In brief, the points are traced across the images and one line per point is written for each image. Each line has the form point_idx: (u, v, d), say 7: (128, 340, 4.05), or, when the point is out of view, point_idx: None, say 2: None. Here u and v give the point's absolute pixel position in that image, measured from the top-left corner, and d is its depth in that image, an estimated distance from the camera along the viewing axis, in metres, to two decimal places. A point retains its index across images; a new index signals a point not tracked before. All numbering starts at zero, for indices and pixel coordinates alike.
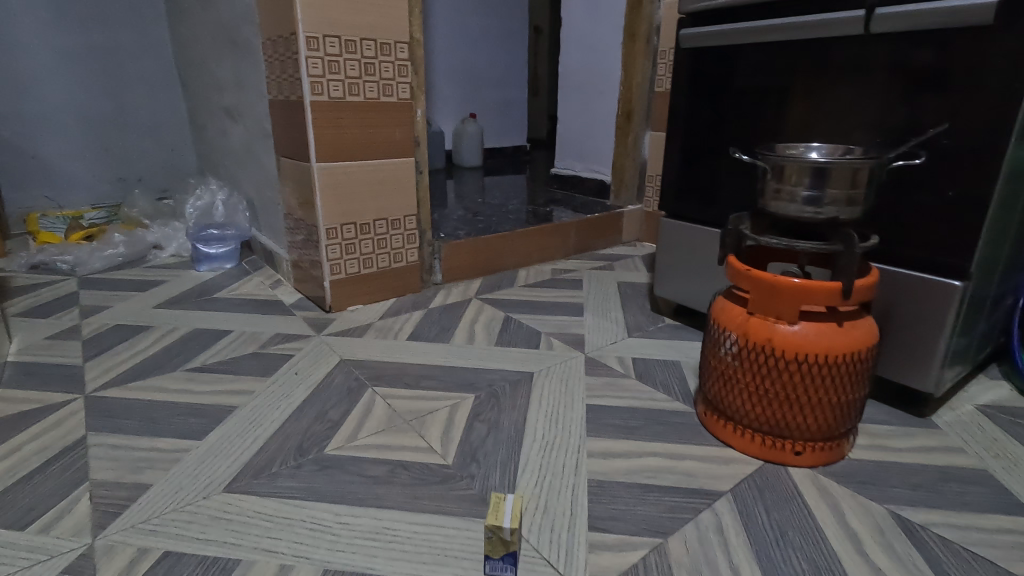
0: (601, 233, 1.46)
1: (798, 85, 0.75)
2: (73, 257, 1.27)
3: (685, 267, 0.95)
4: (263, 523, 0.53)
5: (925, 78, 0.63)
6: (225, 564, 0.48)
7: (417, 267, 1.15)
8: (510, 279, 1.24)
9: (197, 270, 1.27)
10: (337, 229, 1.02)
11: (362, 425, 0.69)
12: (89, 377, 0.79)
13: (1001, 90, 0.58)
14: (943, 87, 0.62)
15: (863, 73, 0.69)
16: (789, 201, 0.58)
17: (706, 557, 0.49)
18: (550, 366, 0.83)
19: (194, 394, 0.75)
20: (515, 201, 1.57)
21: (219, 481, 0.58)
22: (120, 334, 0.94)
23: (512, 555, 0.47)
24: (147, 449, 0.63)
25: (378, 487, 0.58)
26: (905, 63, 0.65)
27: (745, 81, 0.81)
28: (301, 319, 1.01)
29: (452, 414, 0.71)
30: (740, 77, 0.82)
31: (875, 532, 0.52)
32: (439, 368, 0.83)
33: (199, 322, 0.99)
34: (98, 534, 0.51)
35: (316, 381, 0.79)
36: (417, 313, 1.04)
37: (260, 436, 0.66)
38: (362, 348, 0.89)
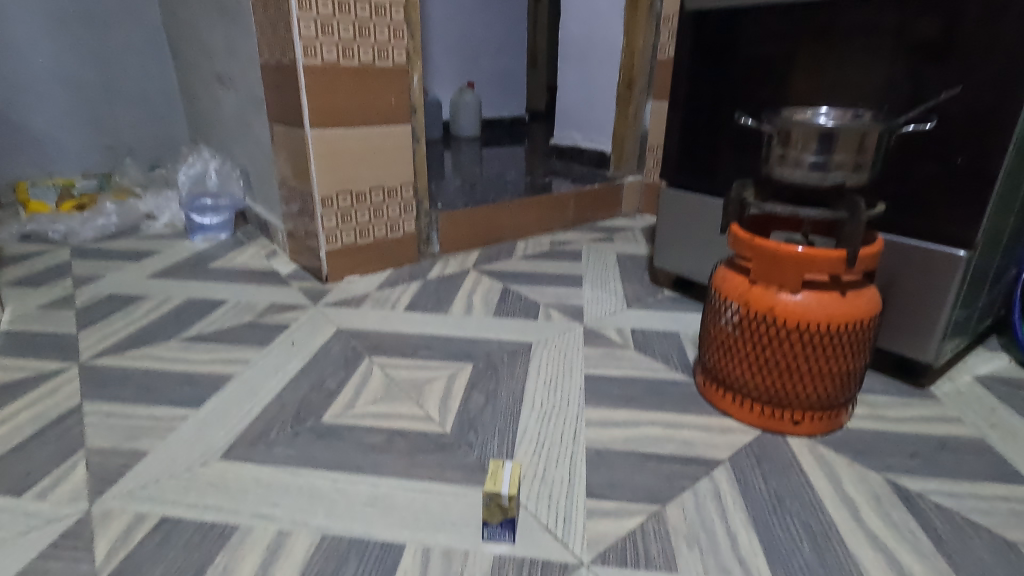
0: (600, 204, 1.44)
1: (804, 49, 0.73)
2: (65, 227, 1.25)
3: (686, 238, 0.94)
4: (261, 490, 0.53)
5: (938, 42, 0.61)
6: (223, 530, 0.48)
7: (414, 237, 1.13)
8: (508, 250, 1.22)
9: (191, 240, 1.25)
10: (332, 198, 1.01)
11: (360, 393, 0.68)
12: (84, 346, 0.78)
13: (1016, 53, 0.56)
14: (956, 51, 0.60)
15: (872, 35, 0.67)
16: (794, 167, 0.56)
17: (704, 524, 0.49)
18: (549, 336, 0.82)
19: (190, 364, 0.74)
20: (514, 173, 1.55)
21: (217, 449, 0.58)
22: (114, 304, 0.92)
23: (510, 521, 0.47)
24: (143, 417, 0.63)
25: (377, 454, 0.57)
26: (916, 25, 0.63)
27: (750, 45, 0.79)
28: (297, 290, 1.00)
29: (450, 383, 0.70)
30: (744, 41, 0.79)
31: (871, 499, 0.52)
32: (437, 338, 0.82)
33: (194, 292, 0.98)
34: (96, 501, 0.51)
35: (313, 351, 0.78)
36: (414, 284, 1.03)
37: (257, 405, 0.65)
38: (358, 318, 0.88)
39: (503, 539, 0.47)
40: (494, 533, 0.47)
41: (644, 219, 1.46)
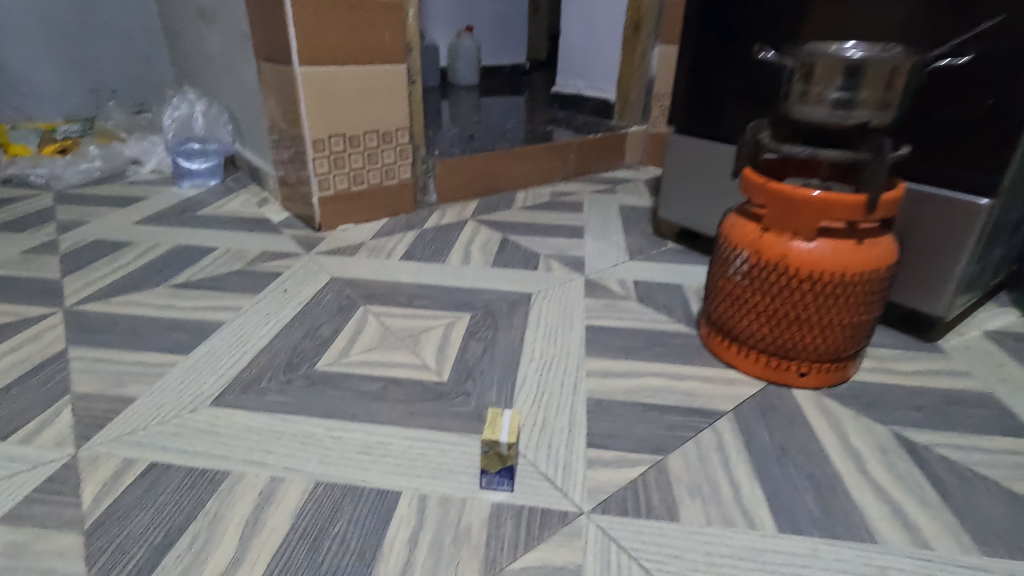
0: (603, 155, 1.39)
1: None
2: (47, 171, 1.20)
3: (692, 188, 0.90)
4: (252, 437, 0.51)
5: None
6: (214, 476, 0.47)
7: (410, 185, 1.09)
8: (507, 201, 1.18)
9: (179, 187, 1.21)
10: (324, 141, 0.96)
11: (354, 342, 0.66)
12: (68, 292, 0.76)
13: None
14: None
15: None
16: (815, 104, 0.53)
17: (706, 474, 0.48)
18: (549, 287, 0.80)
19: (178, 310, 0.72)
20: (514, 121, 1.49)
21: (207, 396, 0.56)
22: (99, 249, 0.89)
23: (509, 469, 0.45)
24: (130, 362, 0.61)
25: (372, 402, 0.56)
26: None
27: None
28: (289, 238, 0.97)
29: (447, 333, 0.68)
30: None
31: (877, 451, 0.51)
32: (433, 287, 0.80)
33: (183, 239, 0.95)
34: (82, 446, 0.49)
35: (305, 299, 0.76)
36: (411, 233, 0.99)
37: (248, 352, 0.64)
38: (353, 267, 0.86)
39: (503, 487, 0.46)
40: (493, 482, 0.46)
41: (647, 171, 1.42)
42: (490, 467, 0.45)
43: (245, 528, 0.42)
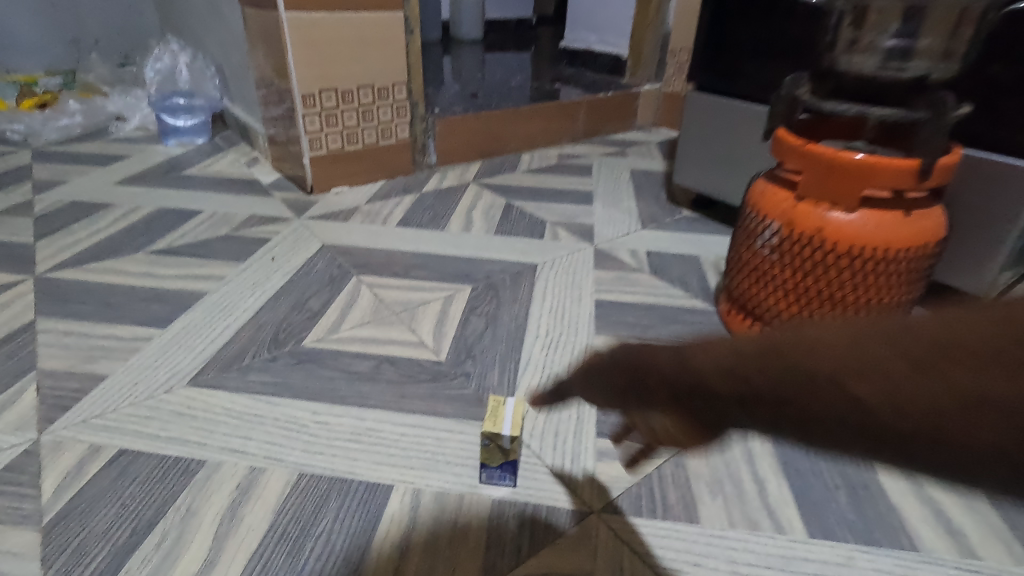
0: (614, 115, 1.31)
1: None
2: (25, 127, 1.14)
3: (712, 151, 0.83)
4: (231, 421, 0.47)
5: None
6: (188, 466, 0.43)
7: (408, 145, 1.03)
8: (511, 163, 1.12)
9: (165, 145, 1.14)
10: (315, 96, 0.89)
11: (345, 316, 0.61)
12: (40, 257, 0.71)
13: None
14: None
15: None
16: (867, 53, 0.48)
17: (728, 468, 0.44)
18: (556, 257, 0.75)
19: (157, 279, 0.67)
20: (519, 77, 1.40)
21: (183, 375, 0.52)
22: (75, 211, 0.84)
23: (512, 464, 0.41)
24: (103, 336, 0.56)
25: (363, 384, 0.51)
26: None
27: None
28: (279, 201, 0.91)
29: (446, 307, 0.63)
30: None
31: None
32: (431, 256, 0.74)
33: (166, 201, 0.89)
34: (45, 430, 0.45)
35: (295, 268, 0.71)
36: (408, 197, 0.93)
37: (230, 326, 0.59)
38: (346, 233, 0.80)
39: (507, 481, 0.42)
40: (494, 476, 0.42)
41: (660, 133, 1.34)
42: (489, 460, 0.41)
43: (220, 527, 0.38)
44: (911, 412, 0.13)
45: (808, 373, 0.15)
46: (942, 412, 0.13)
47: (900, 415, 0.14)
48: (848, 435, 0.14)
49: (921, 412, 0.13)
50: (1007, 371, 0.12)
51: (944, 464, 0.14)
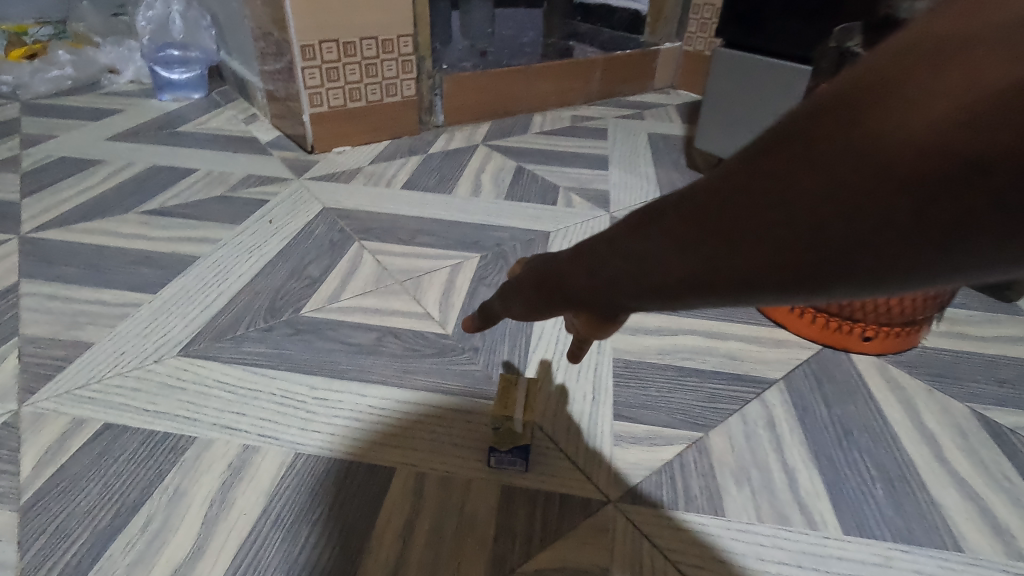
0: (631, 75, 1.25)
1: None
2: (13, 78, 1.09)
3: (739, 113, 0.78)
4: (224, 395, 0.44)
5: None
6: (177, 443, 0.40)
7: (414, 103, 0.97)
8: (523, 124, 1.06)
9: (160, 99, 1.09)
10: (315, 47, 0.84)
11: (346, 283, 0.58)
12: (27, 216, 0.67)
13: None
14: None
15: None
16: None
17: (755, 456, 0.41)
18: (570, 225, 0.70)
19: (149, 241, 0.63)
20: (531, 33, 1.33)
21: (174, 344, 0.49)
22: (65, 168, 0.80)
23: (523, 449, 0.38)
24: (90, 301, 0.53)
25: (364, 357, 0.48)
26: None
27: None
28: (279, 160, 0.87)
29: (453, 276, 0.60)
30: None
31: (955, 435, 0.44)
32: (438, 222, 0.70)
33: (160, 158, 0.84)
34: (26, 401, 0.42)
35: (294, 231, 0.67)
36: (414, 158, 0.89)
37: (224, 293, 0.55)
38: (348, 196, 0.76)
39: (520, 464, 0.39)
40: (505, 460, 0.39)
41: (679, 95, 1.27)
42: (501, 444, 0.38)
43: (210, 510, 0.36)
44: (856, 158, 0.14)
45: (768, 154, 0.16)
46: (880, 154, 0.13)
47: (850, 167, 0.14)
48: (804, 229, 0.15)
49: (866, 159, 0.13)
50: (912, 105, 0.13)
51: (903, 232, 0.14)
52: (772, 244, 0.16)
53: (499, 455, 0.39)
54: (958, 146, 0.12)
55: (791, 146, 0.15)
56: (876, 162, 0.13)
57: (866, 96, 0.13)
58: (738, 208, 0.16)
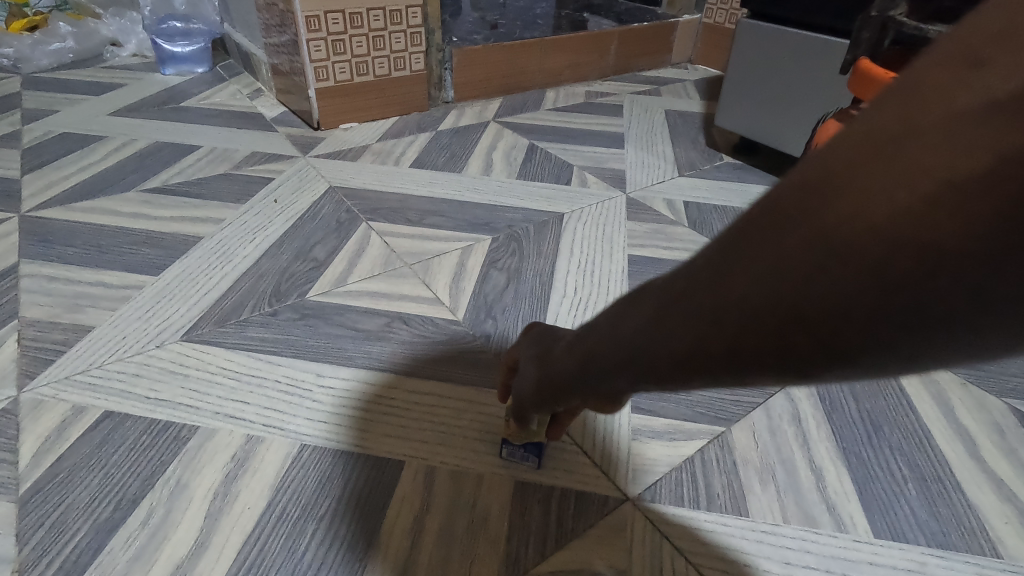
0: (647, 50, 1.20)
1: None
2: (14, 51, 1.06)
3: (763, 89, 0.74)
4: (227, 382, 0.42)
5: None
6: (179, 432, 0.39)
7: (422, 78, 0.94)
8: (535, 100, 1.02)
9: (162, 73, 1.06)
10: (320, 18, 0.81)
11: (353, 267, 0.56)
12: (28, 193, 0.65)
13: None
14: None
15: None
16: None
17: (780, 452, 0.39)
18: (584, 206, 0.68)
19: (151, 220, 0.61)
20: (544, 3, 1.28)
21: (176, 328, 0.47)
22: (66, 144, 0.78)
23: (537, 445, 0.36)
24: (90, 283, 0.52)
25: (372, 344, 0.46)
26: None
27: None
28: (284, 137, 0.84)
29: (463, 259, 0.58)
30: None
31: (992, 431, 0.42)
32: (448, 202, 0.68)
33: (162, 135, 0.82)
34: (26, 387, 0.41)
35: (299, 211, 0.65)
36: (423, 136, 0.86)
37: (228, 275, 0.54)
38: (355, 174, 0.74)
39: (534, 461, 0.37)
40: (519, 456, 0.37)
41: (697, 71, 1.23)
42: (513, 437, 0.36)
43: (213, 504, 0.35)
44: (812, 242, 0.13)
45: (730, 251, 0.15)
46: (841, 234, 0.12)
47: (805, 252, 0.13)
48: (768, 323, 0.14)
49: (819, 252, 0.13)
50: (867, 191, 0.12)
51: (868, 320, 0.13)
52: (737, 333, 0.15)
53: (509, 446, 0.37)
54: (920, 224, 0.11)
55: (755, 228, 0.14)
56: (825, 248, 0.13)
57: (821, 186, 0.13)
58: (708, 295, 0.15)
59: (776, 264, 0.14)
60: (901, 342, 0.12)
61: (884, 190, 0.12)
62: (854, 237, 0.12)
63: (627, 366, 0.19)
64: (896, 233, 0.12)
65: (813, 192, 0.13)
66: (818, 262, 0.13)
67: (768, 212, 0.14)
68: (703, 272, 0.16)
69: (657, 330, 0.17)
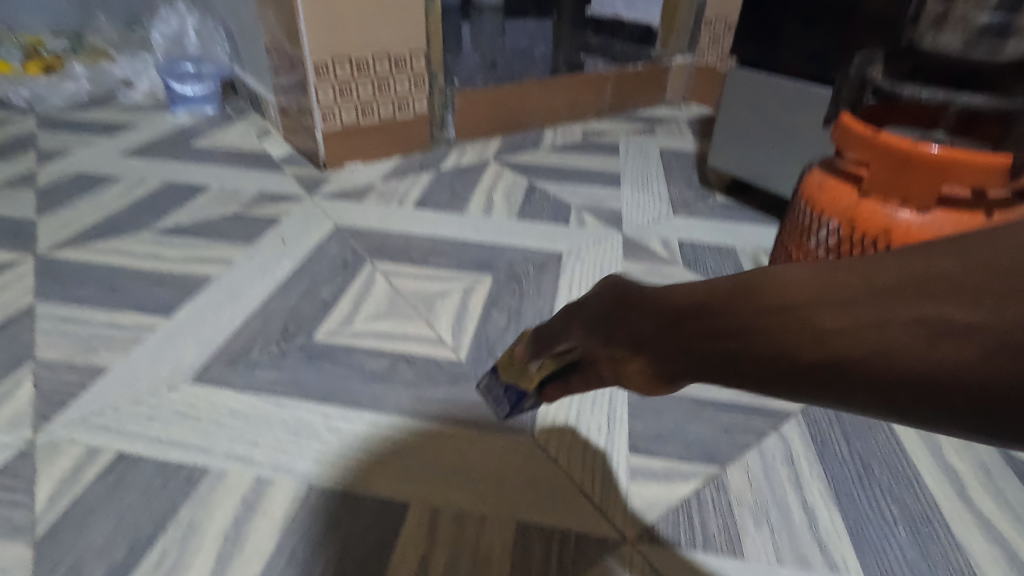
0: (642, 89, 1.24)
1: None
2: (30, 92, 1.10)
3: (752, 132, 0.77)
4: (237, 423, 0.44)
5: None
6: (191, 474, 0.40)
7: (425, 119, 0.97)
8: (534, 139, 1.06)
9: (173, 113, 1.10)
10: (328, 65, 0.84)
11: (358, 307, 0.58)
12: (43, 234, 0.68)
13: None
14: None
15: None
16: (956, 29, 0.42)
17: (773, 493, 0.40)
18: (582, 246, 0.70)
19: (163, 261, 0.63)
20: (542, 44, 1.33)
21: (187, 370, 0.49)
22: (80, 185, 0.80)
23: (512, 392, 0.40)
24: (104, 324, 0.53)
25: (377, 385, 0.48)
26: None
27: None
28: (291, 177, 0.87)
29: (465, 299, 0.59)
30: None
31: (978, 471, 0.43)
32: (451, 242, 0.70)
33: (173, 175, 0.85)
34: (41, 429, 0.42)
35: (306, 251, 0.67)
36: (426, 175, 0.89)
37: (238, 315, 0.56)
38: (360, 215, 0.76)
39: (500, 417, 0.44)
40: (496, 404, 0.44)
41: (690, 109, 1.27)
42: (511, 368, 0.40)
43: (224, 547, 0.35)
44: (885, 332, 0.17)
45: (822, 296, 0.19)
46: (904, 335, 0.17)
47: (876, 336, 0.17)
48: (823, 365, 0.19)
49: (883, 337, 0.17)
50: (941, 313, 0.16)
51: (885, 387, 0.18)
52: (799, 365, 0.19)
53: (507, 370, 0.41)
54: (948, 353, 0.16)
55: (848, 294, 0.18)
56: (887, 336, 0.17)
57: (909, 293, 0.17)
58: (786, 328, 0.19)
59: (947, 348, 0.16)
60: (918, 417, 0.18)
61: (948, 317, 0.16)
62: (971, 346, 0.16)
63: (675, 357, 0.23)
64: (956, 360, 0.16)
65: (909, 300, 0.17)
66: (983, 363, 0.15)
67: (904, 293, 0.17)
68: (790, 321, 0.19)
69: (728, 341, 0.21)
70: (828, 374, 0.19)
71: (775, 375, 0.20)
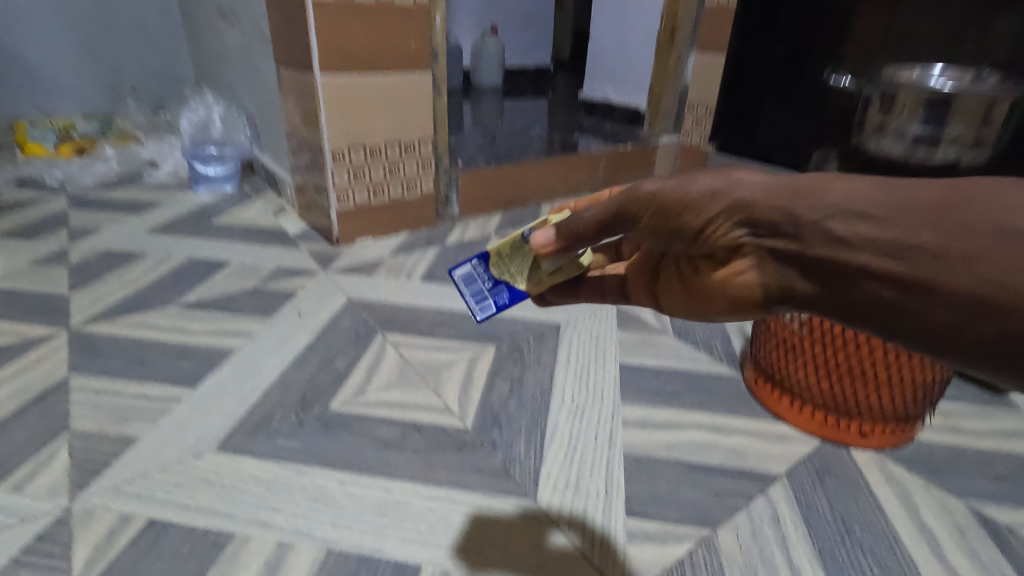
0: (632, 166, 1.33)
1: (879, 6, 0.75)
2: (63, 173, 1.18)
3: None
4: (260, 489, 0.47)
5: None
6: (217, 539, 0.43)
7: (431, 197, 1.05)
8: (532, 214, 1.13)
9: (195, 192, 1.17)
10: (345, 152, 0.92)
11: (371, 378, 0.62)
12: (75, 309, 0.72)
13: None
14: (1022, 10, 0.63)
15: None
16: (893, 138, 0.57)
17: (761, 554, 0.43)
18: (579, 317, 0.75)
19: (188, 334, 0.68)
20: (539, 126, 1.43)
21: (212, 439, 0.52)
22: (109, 261, 0.86)
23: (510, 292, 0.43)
24: (134, 395, 0.57)
25: (390, 452, 0.51)
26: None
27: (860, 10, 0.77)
28: (306, 252, 0.93)
29: (470, 369, 0.63)
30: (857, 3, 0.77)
31: (953, 531, 0.46)
32: (456, 314, 0.75)
33: (196, 251, 0.91)
34: (77, 497, 0.45)
35: (321, 324, 0.72)
36: (432, 250, 0.95)
37: (259, 385, 0.60)
38: (371, 288, 0.81)
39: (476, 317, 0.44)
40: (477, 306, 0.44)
41: None
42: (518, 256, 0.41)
43: None
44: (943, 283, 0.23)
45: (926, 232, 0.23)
46: (950, 293, 0.23)
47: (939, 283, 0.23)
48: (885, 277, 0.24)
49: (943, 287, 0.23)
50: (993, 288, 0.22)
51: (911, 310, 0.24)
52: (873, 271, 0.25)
53: (507, 261, 0.42)
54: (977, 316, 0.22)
55: (944, 238, 0.23)
56: (940, 285, 0.23)
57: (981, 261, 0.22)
58: (886, 245, 0.24)
59: (982, 305, 0.22)
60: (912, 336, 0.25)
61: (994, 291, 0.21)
62: (1000, 320, 0.21)
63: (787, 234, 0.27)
64: (977, 318, 0.22)
65: (978, 261, 0.22)
66: (993, 329, 0.22)
67: (975, 256, 0.22)
68: (891, 239, 0.24)
69: (837, 240, 0.25)
70: (880, 280, 0.24)
71: (840, 276, 0.26)
